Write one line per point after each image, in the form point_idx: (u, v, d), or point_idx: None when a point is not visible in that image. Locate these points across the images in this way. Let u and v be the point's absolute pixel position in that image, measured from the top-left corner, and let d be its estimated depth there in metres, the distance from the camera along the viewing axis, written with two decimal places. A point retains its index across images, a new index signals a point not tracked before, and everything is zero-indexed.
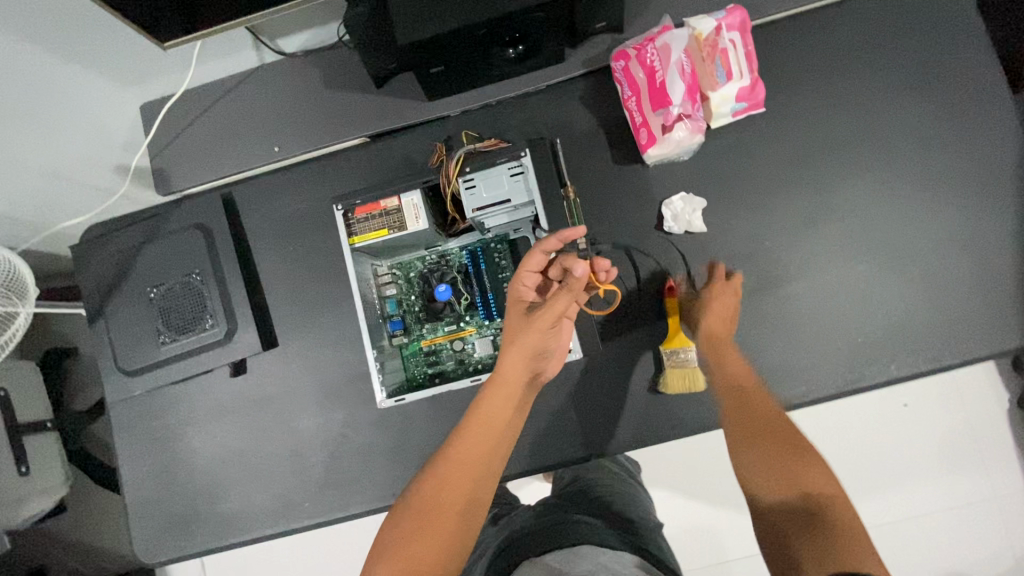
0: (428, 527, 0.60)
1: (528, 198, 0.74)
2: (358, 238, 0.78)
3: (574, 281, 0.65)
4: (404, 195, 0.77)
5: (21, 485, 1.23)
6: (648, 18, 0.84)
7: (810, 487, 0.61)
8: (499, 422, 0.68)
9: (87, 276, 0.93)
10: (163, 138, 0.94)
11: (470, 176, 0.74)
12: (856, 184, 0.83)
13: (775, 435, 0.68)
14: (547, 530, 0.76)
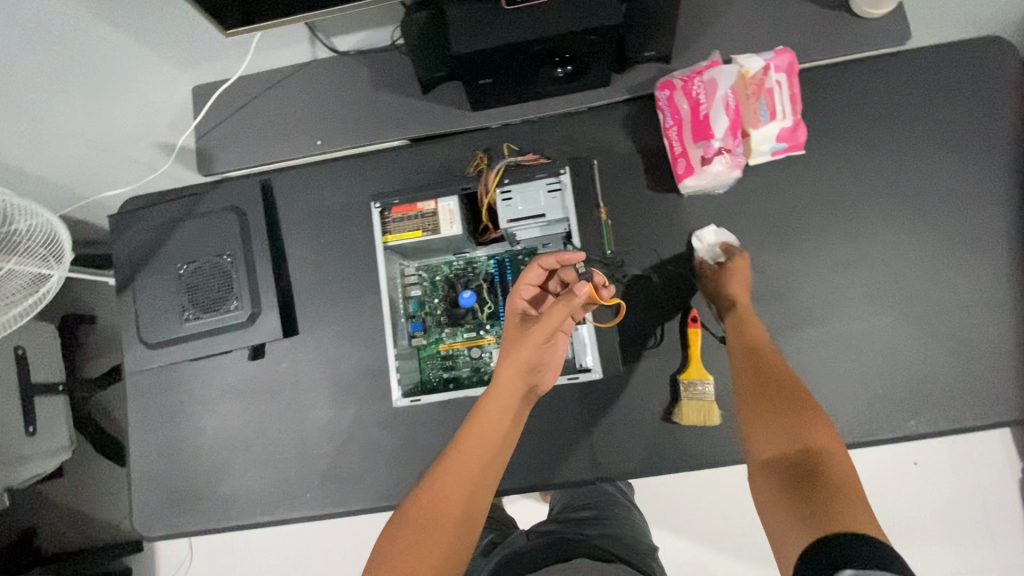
0: (423, 535, 0.58)
1: (562, 215, 0.74)
2: (392, 236, 0.79)
3: (573, 296, 0.65)
4: (442, 200, 0.77)
5: (22, 444, 1.24)
6: (696, 52, 0.86)
7: (808, 437, 0.56)
8: (494, 433, 0.66)
9: (119, 245, 0.94)
10: (211, 121, 0.96)
11: (508, 188, 0.75)
12: (890, 235, 0.83)
13: (779, 397, 0.62)
14: (551, 552, 0.75)
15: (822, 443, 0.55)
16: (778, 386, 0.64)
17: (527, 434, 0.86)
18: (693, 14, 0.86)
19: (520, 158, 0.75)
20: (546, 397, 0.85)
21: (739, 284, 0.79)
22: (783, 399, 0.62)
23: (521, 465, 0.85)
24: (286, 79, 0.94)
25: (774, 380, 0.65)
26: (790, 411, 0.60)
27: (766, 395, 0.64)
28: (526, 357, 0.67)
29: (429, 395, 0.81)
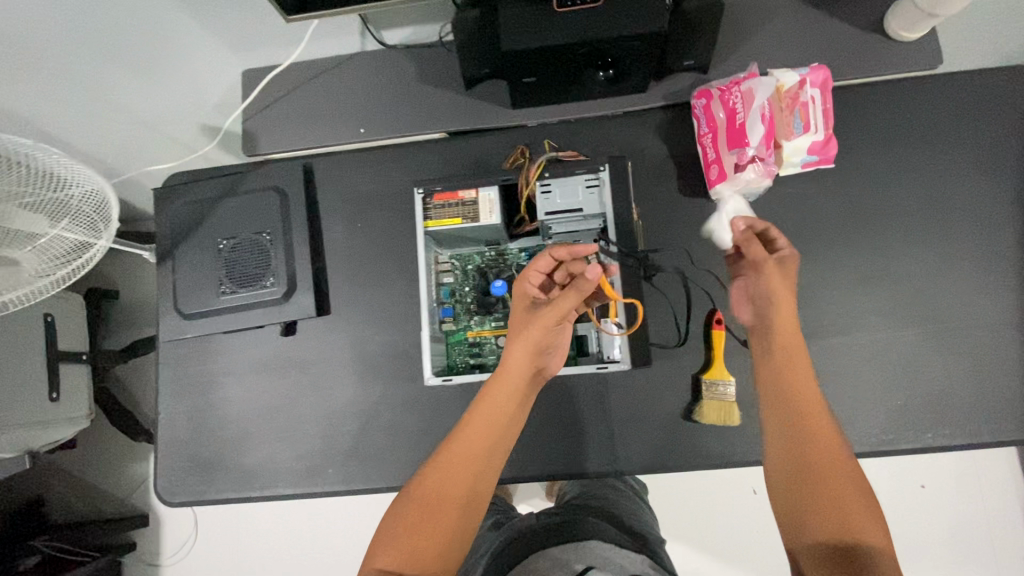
0: (428, 518, 0.64)
1: (600, 210, 0.77)
2: (433, 222, 0.81)
3: (585, 282, 0.70)
4: (482, 189, 0.80)
5: (49, 409, 1.27)
6: (733, 65, 0.89)
7: (859, 528, 0.58)
8: (500, 417, 0.72)
9: (162, 216, 0.97)
10: (258, 103, 0.99)
11: (548, 182, 0.78)
12: (915, 251, 0.85)
13: (830, 473, 0.62)
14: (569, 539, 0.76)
15: (872, 540, 0.57)
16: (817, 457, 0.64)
17: (548, 424, 0.87)
18: (732, 28, 0.89)
19: (561, 154, 0.78)
20: (569, 388, 0.87)
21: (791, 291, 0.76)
22: (838, 478, 0.62)
23: (540, 454, 0.87)
24: (333, 67, 0.97)
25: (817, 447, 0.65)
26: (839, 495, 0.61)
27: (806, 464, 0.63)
28: (533, 340, 0.74)
29: (459, 376, 0.84)
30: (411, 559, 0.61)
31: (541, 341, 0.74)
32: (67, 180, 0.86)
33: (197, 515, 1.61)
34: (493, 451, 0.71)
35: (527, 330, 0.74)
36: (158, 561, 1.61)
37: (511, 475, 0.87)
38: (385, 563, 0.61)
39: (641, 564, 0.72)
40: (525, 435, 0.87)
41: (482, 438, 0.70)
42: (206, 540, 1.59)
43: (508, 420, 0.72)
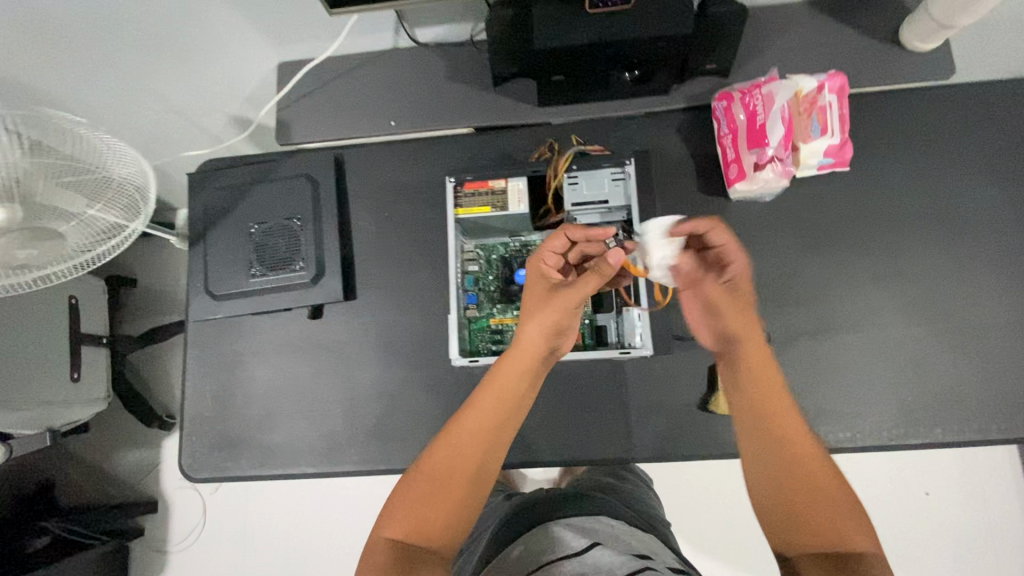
0: (433, 496, 0.64)
1: (624, 201, 0.83)
2: (463, 209, 0.85)
3: (606, 265, 0.73)
4: (512, 178, 0.85)
5: (71, 390, 1.29)
6: (754, 70, 0.92)
7: (849, 536, 0.58)
8: (514, 394, 0.73)
9: (195, 200, 1.00)
10: (291, 94, 1.02)
11: (576, 174, 0.83)
12: (926, 253, 0.88)
13: (812, 483, 0.62)
14: (576, 519, 0.79)
15: (862, 548, 0.57)
16: (811, 471, 0.62)
17: (565, 411, 0.90)
18: (753, 34, 0.92)
19: (589, 148, 0.83)
20: (587, 376, 0.90)
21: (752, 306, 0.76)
22: (820, 487, 0.61)
23: (557, 440, 0.89)
24: (366, 62, 1.01)
25: (805, 458, 0.64)
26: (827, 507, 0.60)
27: (794, 470, 0.63)
28: (552, 318, 0.75)
29: (486, 357, 0.88)
30: (417, 533, 0.62)
31: (559, 321, 0.74)
32: (113, 166, 0.88)
33: (206, 502, 1.62)
34: (503, 430, 0.70)
35: (546, 308, 0.75)
36: (165, 548, 1.62)
37: (529, 459, 0.89)
38: (392, 535, 0.62)
39: (644, 542, 0.75)
40: (542, 421, 0.90)
41: (494, 416, 0.70)
42: (215, 527, 1.60)
43: (520, 399, 0.71)
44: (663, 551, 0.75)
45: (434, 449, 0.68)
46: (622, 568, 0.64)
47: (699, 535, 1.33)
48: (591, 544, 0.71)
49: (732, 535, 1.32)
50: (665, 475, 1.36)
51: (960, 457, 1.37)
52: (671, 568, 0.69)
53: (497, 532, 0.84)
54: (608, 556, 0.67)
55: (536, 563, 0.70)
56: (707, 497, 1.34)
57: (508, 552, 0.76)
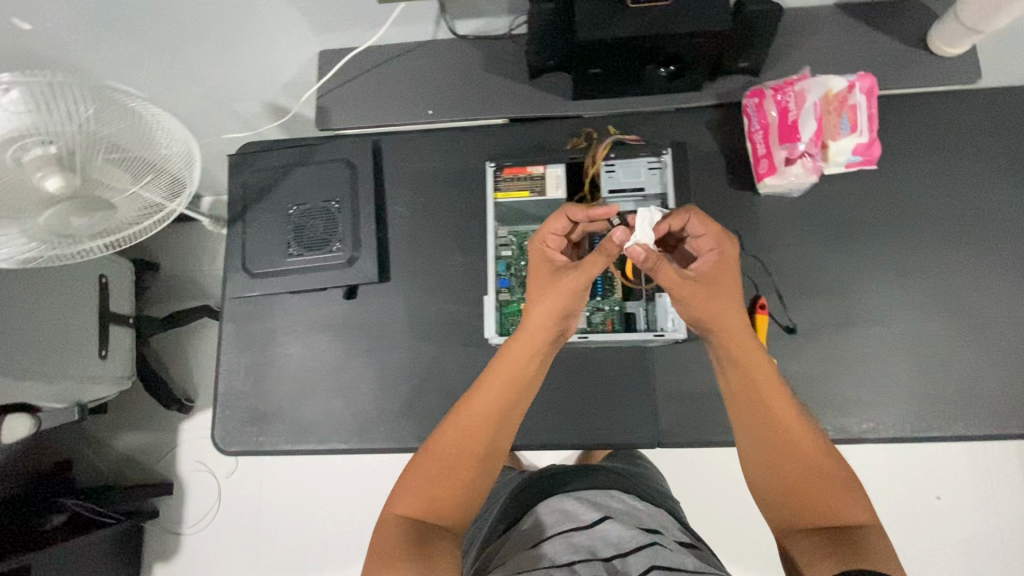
0: (446, 474, 0.68)
1: (660, 189, 0.87)
2: (503, 193, 0.90)
3: (609, 242, 0.74)
4: (551, 165, 0.89)
5: (98, 366, 1.32)
6: (785, 71, 0.95)
7: (845, 505, 0.65)
8: (523, 376, 0.74)
9: (234, 181, 1.02)
10: (330, 81, 1.04)
11: (613, 162, 0.87)
12: (951, 252, 0.90)
13: (810, 456, 0.69)
14: (588, 493, 0.82)
15: (859, 518, 0.65)
16: (805, 453, 0.69)
17: (592, 396, 0.92)
18: (786, 35, 0.95)
19: (627, 136, 0.87)
20: (614, 362, 0.92)
21: (732, 290, 0.77)
22: (818, 461, 0.68)
23: (583, 423, 0.91)
24: (404, 52, 1.03)
25: (801, 434, 0.70)
26: (828, 487, 0.67)
27: (789, 456, 0.69)
28: (555, 302, 0.76)
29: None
30: (429, 510, 0.66)
31: (567, 304, 0.76)
32: (165, 143, 0.88)
33: (221, 485, 1.63)
34: (509, 410, 0.73)
35: (551, 292, 0.77)
36: (179, 529, 1.63)
37: (555, 441, 0.91)
38: (405, 511, 0.66)
39: (652, 516, 0.79)
40: (569, 405, 0.92)
41: (500, 398, 0.72)
42: (229, 510, 1.61)
43: (529, 383, 0.74)
44: (670, 524, 0.79)
45: (444, 427, 0.71)
46: (633, 542, 0.68)
47: (713, 529, 1.34)
48: (602, 517, 0.74)
49: (746, 530, 1.34)
50: (681, 469, 1.37)
51: (971, 448, 1.38)
52: (678, 542, 0.73)
53: (513, 500, 0.88)
54: (619, 530, 0.70)
55: (552, 532, 0.73)
56: (721, 491, 1.35)
57: (524, 522, 0.79)
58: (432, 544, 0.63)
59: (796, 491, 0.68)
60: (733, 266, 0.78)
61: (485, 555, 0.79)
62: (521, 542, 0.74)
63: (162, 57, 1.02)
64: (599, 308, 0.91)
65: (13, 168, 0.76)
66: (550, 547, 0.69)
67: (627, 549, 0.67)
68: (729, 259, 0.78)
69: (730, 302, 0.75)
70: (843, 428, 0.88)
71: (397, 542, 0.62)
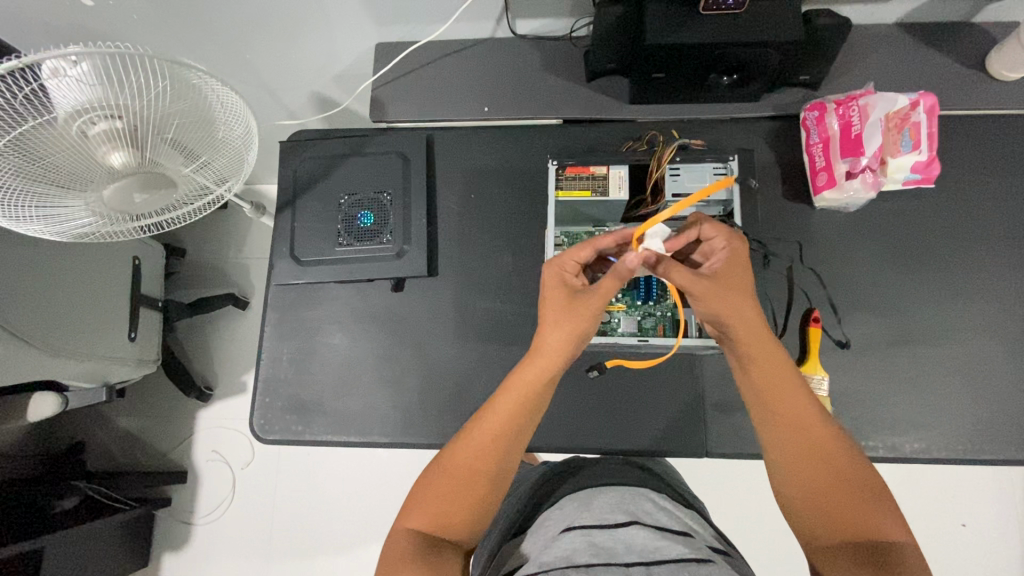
0: (455, 490, 0.66)
1: (726, 195, 0.89)
2: (564, 192, 0.91)
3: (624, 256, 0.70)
4: (614, 167, 0.90)
5: (126, 347, 1.31)
6: (846, 87, 0.95)
7: (880, 522, 0.61)
8: (532, 395, 0.70)
9: (286, 168, 1.02)
10: (385, 74, 1.03)
11: (678, 166, 0.90)
12: (1006, 274, 0.90)
13: (843, 467, 0.64)
14: (619, 491, 0.72)
15: (892, 533, 0.60)
16: (835, 461, 0.65)
17: (639, 401, 0.91)
18: (849, 51, 0.94)
19: (692, 143, 0.91)
20: (662, 368, 0.91)
21: (747, 287, 0.73)
22: (849, 472, 0.64)
23: (627, 427, 0.90)
24: (462, 49, 1.02)
25: (828, 444, 0.66)
26: (851, 496, 0.62)
27: (819, 465, 0.64)
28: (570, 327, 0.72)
29: None
30: (439, 526, 0.64)
31: (583, 327, 0.72)
32: (225, 126, 0.85)
33: (236, 476, 1.60)
34: (522, 429, 0.70)
35: (570, 317, 0.73)
36: (190, 519, 1.59)
37: (600, 445, 0.90)
38: (416, 524, 0.64)
39: (684, 520, 0.69)
40: (616, 409, 0.91)
41: (511, 418, 0.69)
42: (243, 502, 1.59)
43: (539, 403, 0.71)
44: (703, 529, 0.70)
45: (455, 444, 0.69)
46: (658, 553, 0.58)
47: (742, 544, 1.32)
48: (630, 521, 0.65)
49: (776, 545, 1.32)
50: (710, 481, 1.36)
51: (1008, 471, 1.37)
52: (710, 548, 0.64)
53: (535, 495, 0.81)
54: (648, 537, 0.61)
55: (576, 523, 0.66)
56: (751, 505, 1.34)
57: (544, 520, 0.71)
58: (441, 554, 0.62)
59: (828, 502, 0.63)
60: (746, 263, 0.74)
61: (500, 558, 0.72)
62: (542, 537, 0.67)
63: (219, 42, 1.02)
64: (651, 313, 0.90)
65: (76, 139, 0.74)
66: (569, 544, 0.62)
67: (653, 559, 0.58)
68: (741, 256, 0.74)
69: (745, 300, 0.71)
70: (895, 446, 0.87)
71: (409, 555, 0.61)
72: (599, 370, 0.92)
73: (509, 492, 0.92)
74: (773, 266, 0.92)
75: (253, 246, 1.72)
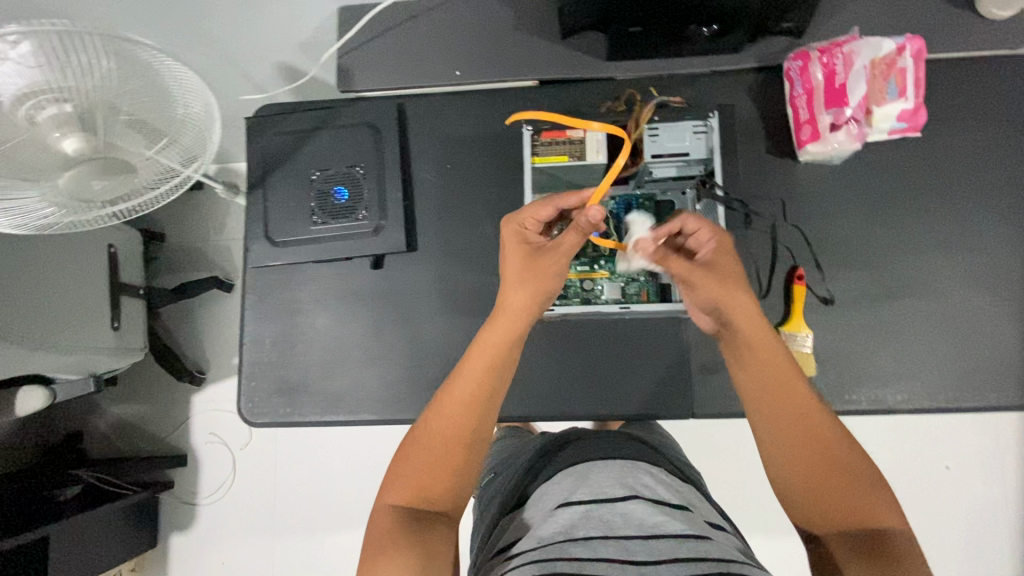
0: (433, 462, 0.69)
1: (706, 154, 0.88)
2: (540, 158, 0.90)
3: (582, 218, 0.67)
4: (591, 129, 0.87)
5: (110, 337, 1.29)
6: (831, 33, 0.91)
7: (872, 512, 0.62)
8: (490, 358, 0.72)
9: (253, 146, 0.98)
10: (351, 41, 0.98)
11: (656, 126, 0.88)
12: (990, 222, 0.89)
13: (835, 460, 0.65)
14: (614, 463, 0.72)
15: (886, 522, 0.62)
16: (827, 455, 0.65)
17: (625, 367, 0.91)
18: None
19: (670, 101, 0.89)
20: (648, 333, 0.91)
21: (738, 276, 0.74)
22: (842, 466, 0.65)
23: (614, 392, 0.91)
24: (428, 10, 0.97)
25: (816, 437, 0.66)
26: (845, 488, 0.64)
27: (811, 460, 0.65)
28: (530, 286, 0.74)
29: (561, 305, 0.89)
30: (422, 497, 0.67)
31: (542, 287, 0.74)
32: (185, 101, 0.81)
33: (236, 457, 1.62)
34: (491, 395, 0.72)
35: (534, 276, 0.74)
36: (195, 500, 1.62)
37: (588, 412, 0.91)
38: (398, 499, 0.67)
39: (680, 493, 0.70)
40: (602, 375, 0.91)
41: (480, 384, 0.71)
42: (246, 481, 1.61)
43: (501, 368, 0.72)
44: (700, 502, 0.71)
45: (428, 417, 0.71)
46: (657, 529, 0.59)
47: (733, 496, 1.36)
48: (629, 494, 0.65)
49: (765, 495, 1.35)
50: (701, 437, 1.38)
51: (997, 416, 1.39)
52: (708, 523, 0.65)
53: (528, 468, 0.81)
54: (646, 511, 0.62)
55: (571, 499, 0.66)
56: (741, 459, 1.37)
57: (541, 493, 0.72)
58: (425, 525, 0.65)
59: (820, 491, 0.64)
60: (734, 255, 0.74)
61: (497, 533, 0.73)
62: (537, 512, 0.68)
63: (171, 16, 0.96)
64: (635, 279, 0.90)
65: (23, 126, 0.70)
66: (566, 520, 0.62)
67: (651, 535, 0.59)
68: (728, 246, 0.75)
69: (739, 293, 0.72)
70: (880, 399, 0.87)
71: (391, 528, 0.64)
72: (583, 337, 0.92)
73: (506, 464, 0.93)
74: (755, 225, 0.90)
75: (233, 226, 1.68)
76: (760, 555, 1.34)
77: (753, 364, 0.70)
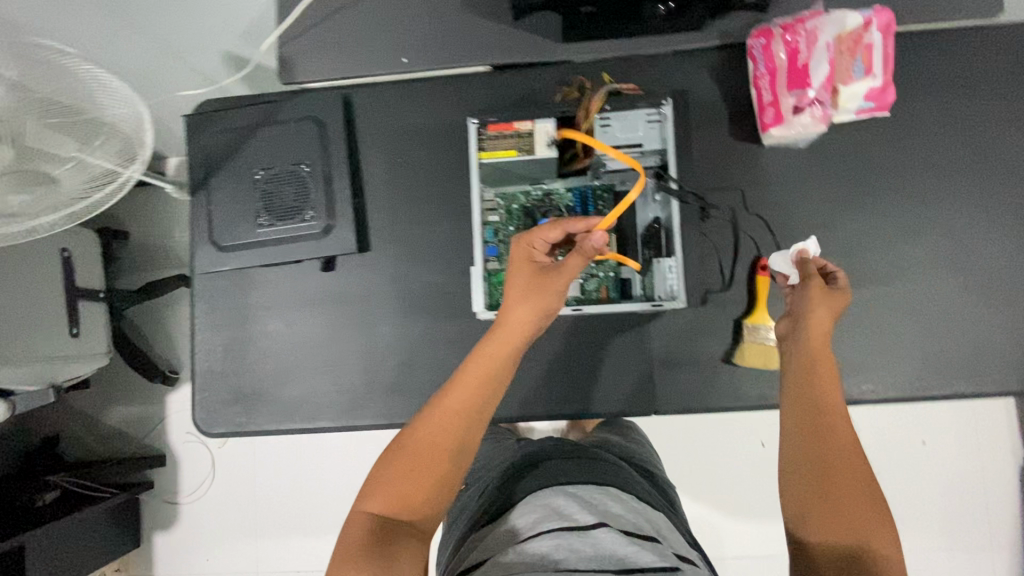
0: (415, 470, 0.65)
1: (661, 144, 0.84)
2: (488, 153, 0.85)
3: (587, 245, 0.71)
4: (539, 121, 0.84)
5: (69, 344, 1.26)
6: (794, 7, 0.86)
7: (872, 536, 0.58)
8: (488, 366, 0.71)
9: (194, 145, 0.94)
10: (291, 29, 0.93)
11: (608, 115, 0.84)
12: (959, 203, 0.86)
13: (842, 478, 0.61)
14: (584, 490, 0.70)
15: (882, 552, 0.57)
16: (833, 469, 0.62)
17: (587, 366, 0.89)
18: None
19: (622, 88, 0.84)
20: (610, 330, 0.89)
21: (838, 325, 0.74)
22: (848, 485, 0.61)
23: (576, 392, 0.89)
24: None
25: (830, 452, 0.63)
26: (848, 505, 0.60)
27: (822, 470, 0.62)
28: (535, 300, 0.73)
29: None
30: (402, 506, 0.63)
31: (546, 303, 0.74)
32: (111, 105, 0.77)
33: (214, 456, 1.61)
34: (485, 403, 0.70)
35: (538, 293, 0.74)
36: (177, 499, 1.62)
37: (550, 412, 0.89)
38: (377, 508, 0.63)
39: (650, 522, 0.68)
40: (564, 375, 0.89)
41: (473, 390, 0.69)
42: (225, 480, 1.60)
43: (500, 380, 0.71)
44: (668, 531, 0.69)
45: (418, 421, 0.68)
46: (626, 562, 0.57)
47: (710, 480, 1.35)
48: (600, 522, 0.63)
49: (743, 478, 1.35)
50: (677, 423, 1.38)
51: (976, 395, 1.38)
52: (677, 555, 0.63)
53: (495, 487, 0.79)
54: (617, 542, 0.60)
55: (540, 527, 0.64)
56: (718, 443, 1.36)
57: (506, 518, 0.69)
58: (396, 537, 0.61)
59: (820, 504, 0.61)
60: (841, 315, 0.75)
61: (461, 556, 0.71)
62: (503, 537, 0.66)
63: None
64: (594, 276, 0.87)
65: None
66: (535, 552, 0.60)
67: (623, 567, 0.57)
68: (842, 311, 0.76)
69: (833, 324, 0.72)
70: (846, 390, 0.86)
71: (362, 538, 0.60)
72: (544, 337, 0.90)
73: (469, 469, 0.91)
74: (715, 215, 0.87)
75: None
76: (738, 538, 1.34)
77: (806, 371, 0.69)
